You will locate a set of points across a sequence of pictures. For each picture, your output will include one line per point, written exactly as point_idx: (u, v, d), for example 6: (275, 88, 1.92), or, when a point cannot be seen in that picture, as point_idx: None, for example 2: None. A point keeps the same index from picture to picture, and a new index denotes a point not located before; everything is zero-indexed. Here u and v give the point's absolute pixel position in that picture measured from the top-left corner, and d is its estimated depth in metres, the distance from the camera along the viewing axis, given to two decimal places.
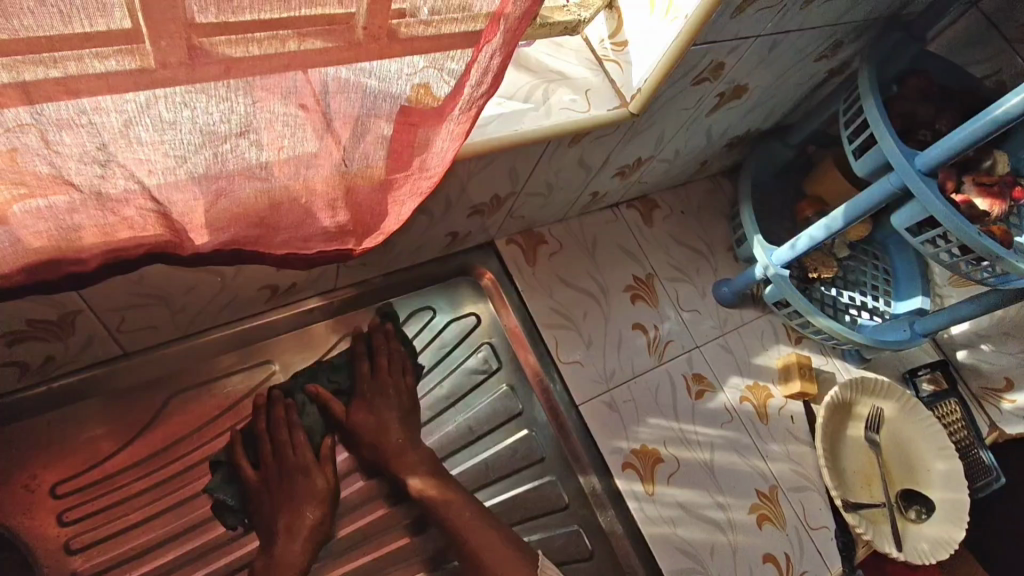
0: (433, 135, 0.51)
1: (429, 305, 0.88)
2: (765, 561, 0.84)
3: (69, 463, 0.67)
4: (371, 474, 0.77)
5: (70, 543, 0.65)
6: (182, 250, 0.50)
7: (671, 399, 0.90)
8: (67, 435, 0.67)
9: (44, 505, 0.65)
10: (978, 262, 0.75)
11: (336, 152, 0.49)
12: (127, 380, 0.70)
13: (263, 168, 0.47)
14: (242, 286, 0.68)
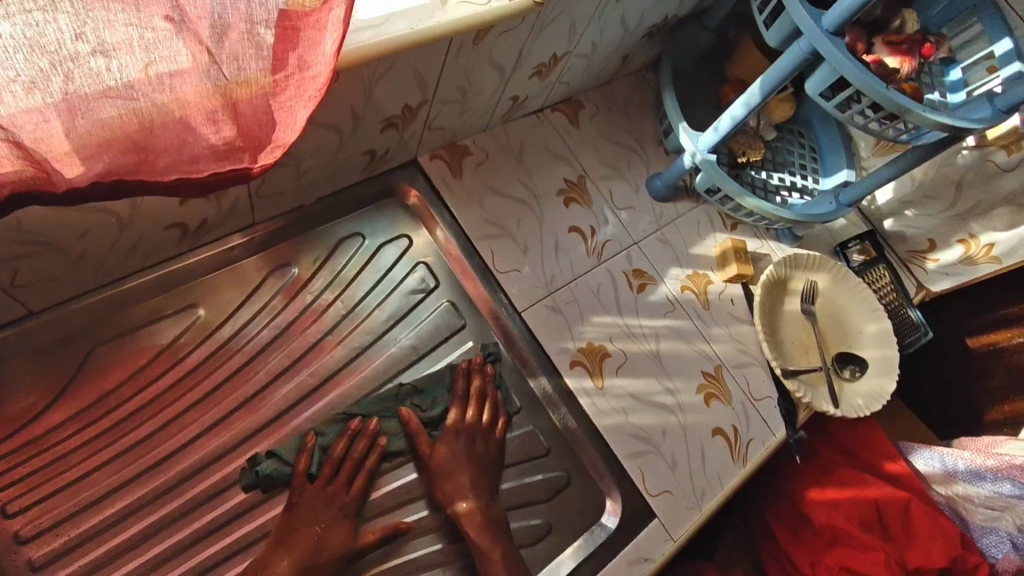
0: (314, 35, 0.50)
1: (358, 231, 0.85)
2: (715, 435, 0.88)
3: None
4: (319, 404, 0.76)
5: (4, 508, 0.63)
6: (54, 187, 0.45)
7: (613, 295, 0.91)
8: None
9: None
10: (890, 121, 0.76)
11: (201, 63, 0.46)
12: (40, 339, 0.66)
13: (121, 87, 0.44)
14: (147, 227, 0.64)
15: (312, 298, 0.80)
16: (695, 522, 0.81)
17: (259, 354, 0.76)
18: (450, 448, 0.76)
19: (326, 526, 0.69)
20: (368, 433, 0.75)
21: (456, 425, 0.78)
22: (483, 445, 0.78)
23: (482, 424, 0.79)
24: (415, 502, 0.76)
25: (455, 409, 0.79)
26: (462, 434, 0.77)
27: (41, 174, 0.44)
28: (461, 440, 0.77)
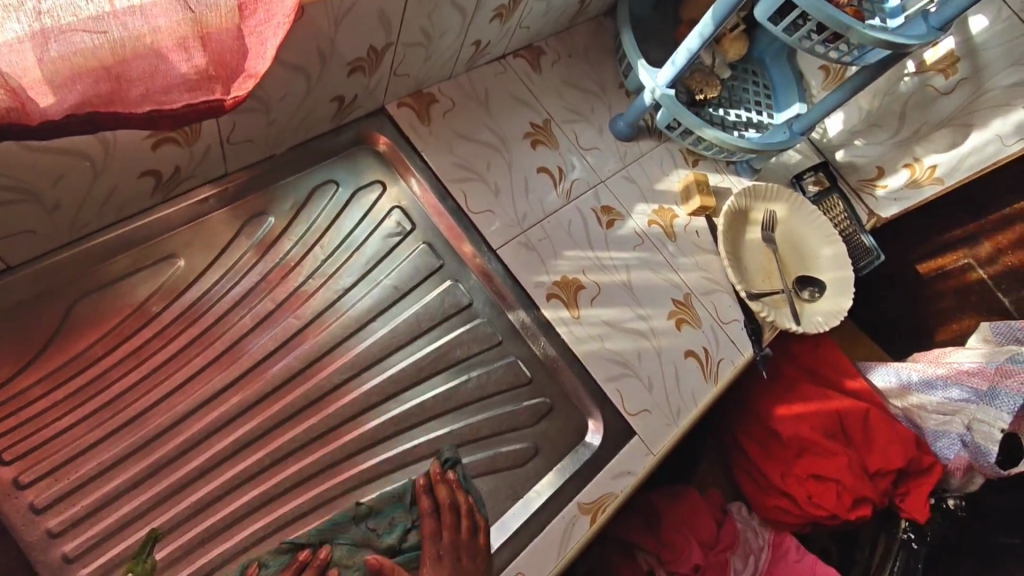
0: None
1: (331, 179, 0.85)
2: (687, 357, 0.92)
3: None
4: (305, 345, 0.77)
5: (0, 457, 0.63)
6: (29, 119, 0.44)
7: (583, 231, 0.95)
8: None
9: None
10: (834, 42, 0.80)
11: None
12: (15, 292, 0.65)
13: (93, 16, 0.45)
14: (120, 175, 0.64)
15: (291, 245, 0.81)
16: (674, 435, 0.86)
17: (240, 300, 0.77)
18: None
19: None
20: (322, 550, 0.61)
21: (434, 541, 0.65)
22: (469, 559, 0.65)
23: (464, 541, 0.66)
24: (406, 432, 0.77)
25: (429, 528, 0.65)
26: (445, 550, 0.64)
27: (21, 105, 0.43)
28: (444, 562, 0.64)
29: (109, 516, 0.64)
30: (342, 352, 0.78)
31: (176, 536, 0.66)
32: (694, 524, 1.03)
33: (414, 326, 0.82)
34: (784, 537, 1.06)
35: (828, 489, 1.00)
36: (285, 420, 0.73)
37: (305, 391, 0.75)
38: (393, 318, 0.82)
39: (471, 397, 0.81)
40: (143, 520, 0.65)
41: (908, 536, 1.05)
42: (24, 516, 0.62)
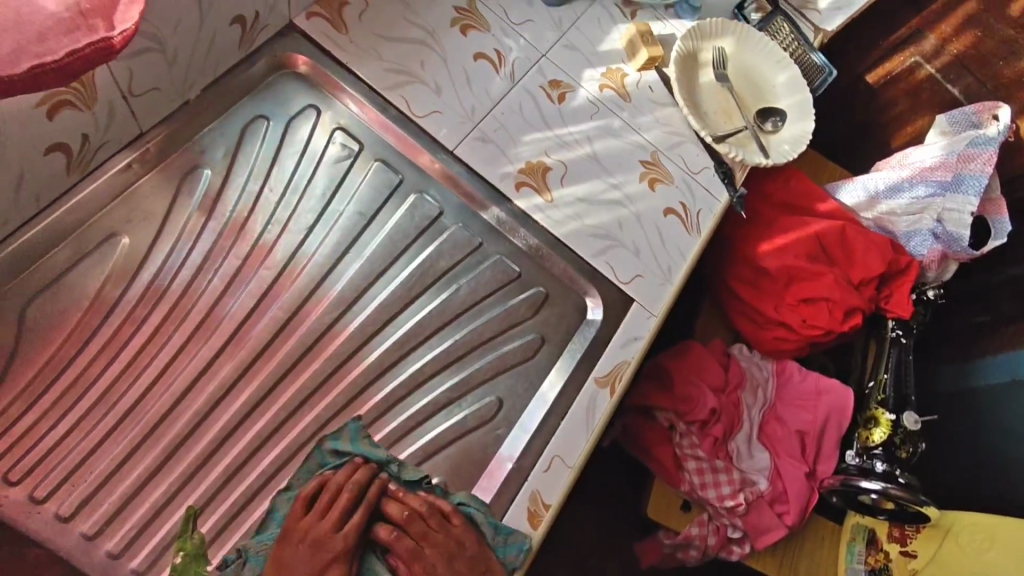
0: None
1: (259, 114, 0.78)
2: (667, 214, 0.91)
3: None
4: (281, 291, 0.73)
5: (7, 476, 0.60)
6: None
7: (537, 112, 0.90)
8: None
9: None
10: None
11: None
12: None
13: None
14: (23, 154, 0.57)
15: (239, 194, 0.74)
16: (671, 294, 0.87)
17: (202, 262, 0.71)
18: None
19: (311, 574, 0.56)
20: (370, 479, 0.62)
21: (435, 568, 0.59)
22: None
23: (423, 542, 0.60)
24: (414, 352, 0.74)
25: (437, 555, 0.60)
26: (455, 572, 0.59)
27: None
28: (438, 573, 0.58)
29: (136, 510, 0.62)
30: (324, 292, 0.74)
31: (212, 509, 0.64)
32: (702, 373, 1.07)
33: (390, 249, 0.77)
34: (786, 364, 1.11)
35: (818, 308, 1.04)
36: (285, 374, 0.70)
37: (299, 338, 0.72)
38: (367, 243, 0.77)
39: (467, 303, 0.78)
40: (174, 504, 0.63)
41: (896, 334, 1.10)
42: (54, 525, 0.60)
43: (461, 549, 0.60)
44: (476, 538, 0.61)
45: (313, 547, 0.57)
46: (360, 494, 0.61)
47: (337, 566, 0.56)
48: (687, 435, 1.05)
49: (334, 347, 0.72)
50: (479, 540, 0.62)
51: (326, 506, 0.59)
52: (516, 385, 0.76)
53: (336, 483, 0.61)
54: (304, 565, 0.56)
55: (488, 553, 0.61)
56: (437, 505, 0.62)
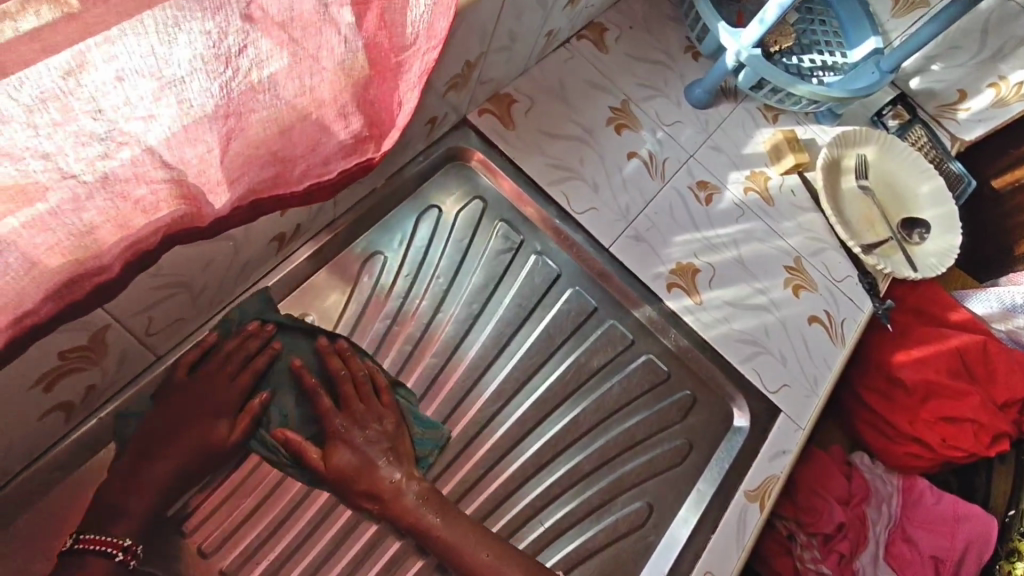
0: (406, 4, 0.50)
1: (433, 203, 0.83)
2: (811, 322, 0.90)
3: None
4: (447, 379, 0.75)
5: (201, 548, 0.64)
6: (200, 221, 0.42)
7: (686, 213, 0.92)
8: None
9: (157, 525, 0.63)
10: None
11: (342, 68, 0.47)
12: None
13: (206, 69, 0.40)
14: (254, 245, 0.62)
15: (410, 280, 0.78)
16: (817, 407, 0.85)
17: (379, 344, 0.75)
18: (350, 451, 0.63)
19: (196, 425, 0.60)
20: (264, 341, 0.65)
21: (329, 421, 0.64)
22: (375, 424, 0.65)
23: (346, 405, 0.65)
24: (567, 450, 0.75)
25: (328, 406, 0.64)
26: (373, 439, 0.65)
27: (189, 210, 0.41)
28: (353, 436, 0.64)
29: None
30: (486, 383, 0.76)
31: None
32: (826, 485, 1.03)
33: (547, 343, 0.79)
34: (915, 481, 1.06)
35: (959, 429, 0.99)
36: (450, 462, 0.72)
37: (462, 427, 0.73)
38: (528, 335, 0.79)
39: (619, 402, 0.78)
40: None
41: None
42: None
43: (379, 425, 0.65)
44: (398, 419, 0.67)
45: (201, 400, 0.61)
46: (253, 360, 0.64)
47: (223, 421, 0.62)
48: (808, 548, 1.00)
49: (492, 440, 0.73)
50: (403, 424, 0.67)
51: (219, 365, 0.63)
52: (664, 492, 0.75)
53: (230, 346, 0.64)
54: (188, 418, 0.60)
55: (405, 433, 0.67)
56: (364, 381, 0.67)
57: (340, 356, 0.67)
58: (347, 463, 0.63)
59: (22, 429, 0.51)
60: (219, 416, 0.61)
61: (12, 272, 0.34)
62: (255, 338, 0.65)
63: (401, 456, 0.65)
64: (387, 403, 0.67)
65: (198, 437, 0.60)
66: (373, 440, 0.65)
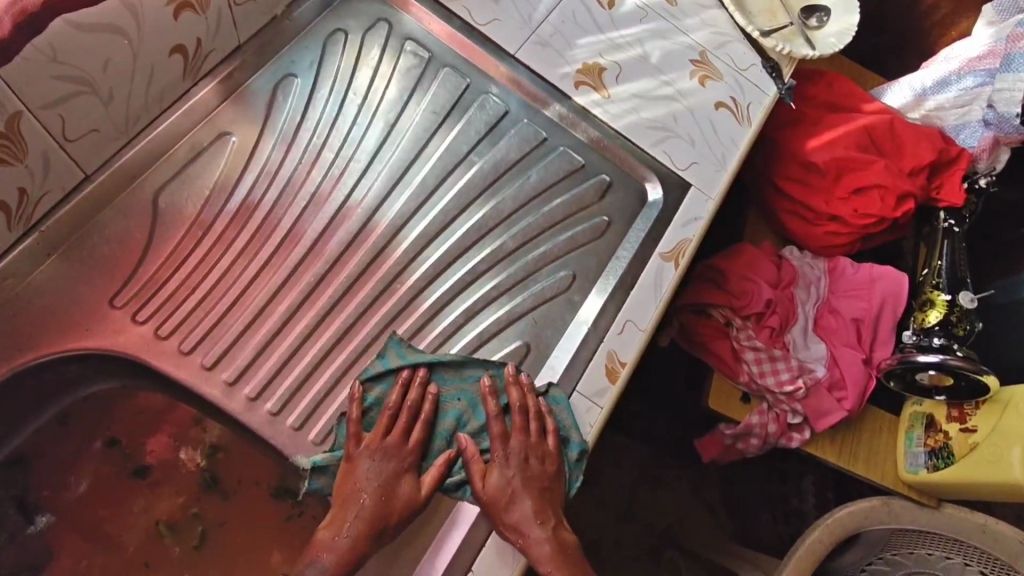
0: None
1: (339, 28, 0.84)
2: (718, 108, 0.95)
3: (113, 274, 0.69)
4: (369, 181, 0.80)
5: (158, 330, 0.70)
6: None
7: (589, 17, 0.93)
8: (90, 257, 0.69)
9: (116, 314, 0.69)
10: None
11: None
12: (93, 210, 0.68)
13: None
14: (154, 53, 0.65)
15: (325, 100, 0.81)
16: (727, 179, 0.91)
17: (302, 157, 0.79)
18: (500, 474, 0.66)
19: (381, 478, 0.65)
20: (418, 383, 0.70)
21: (503, 454, 0.67)
22: (538, 459, 0.67)
23: (514, 434, 0.68)
24: (491, 234, 0.81)
25: (498, 434, 0.67)
26: (535, 473, 0.66)
27: None
28: (512, 463, 0.66)
29: (265, 360, 0.72)
30: (408, 182, 0.81)
31: (331, 358, 0.73)
32: (756, 270, 1.11)
33: (462, 143, 0.84)
34: (837, 260, 1.15)
35: (868, 198, 1.08)
36: (381, 248, 0.78)
37: (390, 222, 0.79)
38: (443, 137, 0.84)
39: (537, 190, 0.85)
40: (297, 355, 0.72)
41: (949, 224, 1.13)
42: (201, 372, 0.71)
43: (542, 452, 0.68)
44: (558, 458, 0.68)
45: (387, 455, 0.66)
46: (420, 409, 0.69)
47: (408, 477, 0.66)
48: (744, 329, 1.09)
49: (419, 231, 0.80)
50: (558, 450, 0.68)
51: (392, 421, 0.68)
52: (587, 264, 0.83)
53: (395, 399, 0.68)
54: (375, 474, 0.65)
55: (559, 469, 0.68)
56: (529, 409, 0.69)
57: (518, 389, 0.70)
58: (499, 487, 0.65)
59: None
60: (402, 469, 0.66)
61: None
62: (412, 388, 0.70)
63: (553, 499, 0.66)
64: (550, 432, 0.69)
65: (391, 489, 0.64)
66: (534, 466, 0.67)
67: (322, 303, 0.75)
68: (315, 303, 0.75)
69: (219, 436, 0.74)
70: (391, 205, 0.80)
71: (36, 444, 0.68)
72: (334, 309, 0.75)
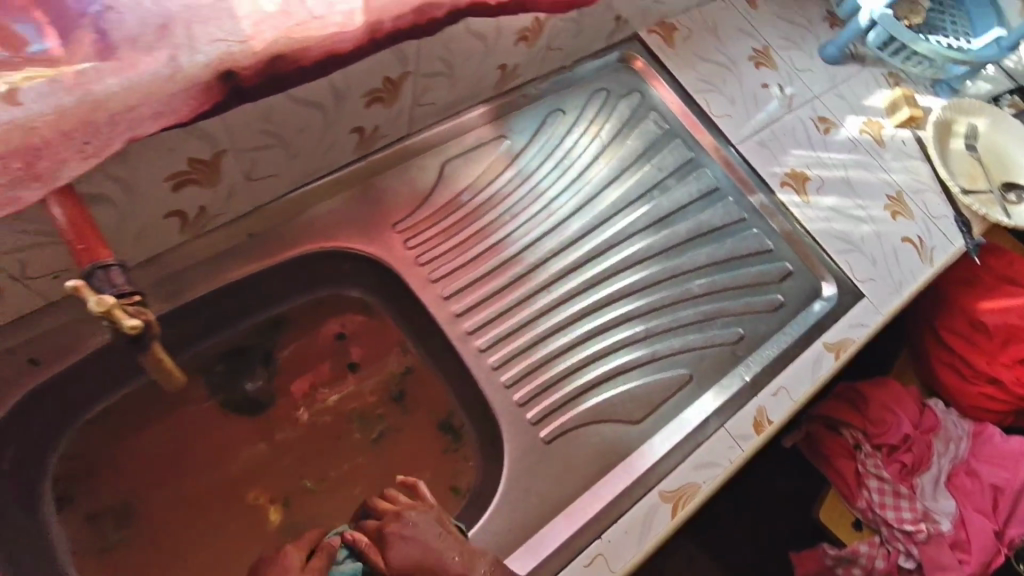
0: None
1: (604, 88, 1.04)
2: (904, 241, 1.04)
3: (401, 208, 0.88)
4: (593, 210, 0.97)
5: (417, 258, 0.88)
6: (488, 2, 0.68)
7: (806, 136, 1.09)
8: (385, 192, 0.88)
9: (387, 235, 0.87)
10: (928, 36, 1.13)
11: None
12: (400, 160, 0.89)
13: None
14: (492, 61, 0.86)
15: (578, 137, 1.00)
16: (899, 303, 0.98)
17: (550, 174, 0.97)
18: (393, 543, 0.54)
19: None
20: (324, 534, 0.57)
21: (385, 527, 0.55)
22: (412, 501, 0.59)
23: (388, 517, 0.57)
24: (681, 275, 0.96)
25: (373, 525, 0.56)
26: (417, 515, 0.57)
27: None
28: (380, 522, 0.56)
29: (480, 309, 0.88)
30: (623, 219, 0.98)
31: (528, 326, 0.89)
32: (901, 406, 1.13)
33: (675, 202, 1.00)
34: (985, 426, 1.14)
35: None
36: (589, 260, 0.94)
37: (602, 242, 0.95)
38: (660, 194, 1.00)
39: (726, 256, 0.98)
40: (502, 316, 0.88)
41: None
42: (434, 301, 0.87)
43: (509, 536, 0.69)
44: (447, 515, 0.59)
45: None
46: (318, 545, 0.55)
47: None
48: (872, 457, 1.11)
49: (621, 259, 0.95)
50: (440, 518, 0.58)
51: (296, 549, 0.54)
52: (755, 330, 0.93)
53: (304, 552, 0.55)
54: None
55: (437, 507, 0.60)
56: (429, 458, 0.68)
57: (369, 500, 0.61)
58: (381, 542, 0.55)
59: (340, 135, 0.77)
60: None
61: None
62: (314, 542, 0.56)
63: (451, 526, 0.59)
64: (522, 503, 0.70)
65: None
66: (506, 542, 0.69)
67: (532, 284, 0.91)
68: (528, 284, 0.91)
69: (416, 360, 0.90)
70: (604, 232, 0.96)
71: (292, 316, 0.87)
72: (540, 293, 0.91)
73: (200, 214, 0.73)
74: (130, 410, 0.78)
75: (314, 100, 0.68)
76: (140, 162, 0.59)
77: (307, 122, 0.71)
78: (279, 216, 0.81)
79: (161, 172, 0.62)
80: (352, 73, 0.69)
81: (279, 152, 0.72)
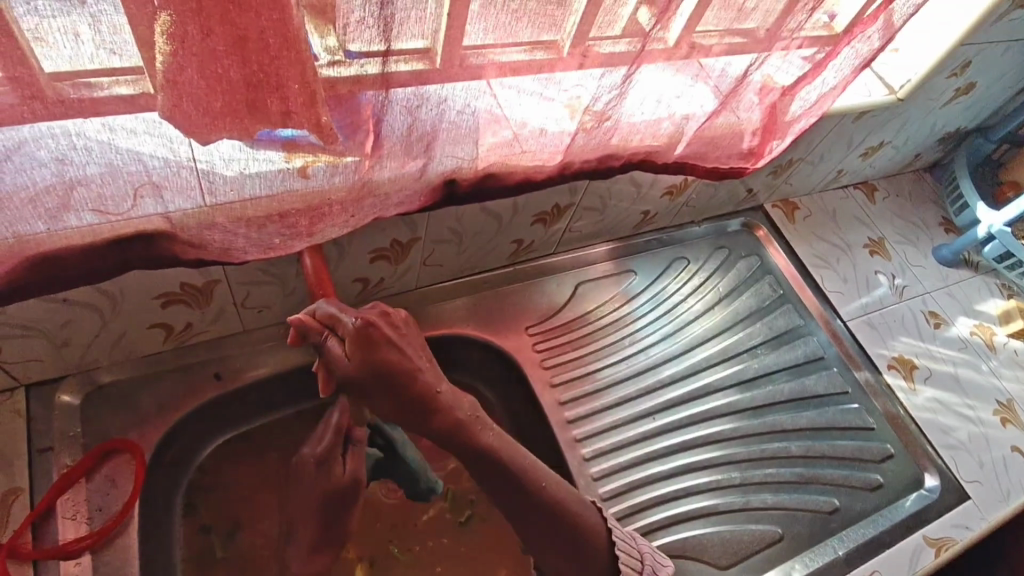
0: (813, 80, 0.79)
1: (726, 246, 1.14)
2: (1014, 450, 1.02)
3: (531, 316, 0.97)
4: (700, 353, 1.03)
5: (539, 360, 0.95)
6: (658, 160, 0.81)
7: (915, 326, 1.13)
8: (521, 297, 0.98)
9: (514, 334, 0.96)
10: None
11: (757, 106, 0.81)
12: (540, 273, 1.00)
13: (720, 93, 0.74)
14: (639, 207, 0.99)
15: (696, 285, 1.09)
16: (1007, 513, 0.95)
17: (666, 312, 1.05)
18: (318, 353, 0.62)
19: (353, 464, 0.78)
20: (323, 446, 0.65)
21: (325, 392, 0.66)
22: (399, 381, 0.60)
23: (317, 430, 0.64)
24: (778, 433, 0.98)
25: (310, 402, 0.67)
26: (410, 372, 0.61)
27: (659, 153, 0.80)
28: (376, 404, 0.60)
29: (583, 422, 0.93)
30: (727, 369, 1.03)
31: (624, 449, 0.93)
32: None
33: (780, 363, 1.05)
34: None
35: None
36: (690, 399, 0.99)
37: (704, 384, 1.01)
38: (766, 352, 1.06)
39: (825, 424, 1.00)
40: (602, 434, 0.93)
41: None
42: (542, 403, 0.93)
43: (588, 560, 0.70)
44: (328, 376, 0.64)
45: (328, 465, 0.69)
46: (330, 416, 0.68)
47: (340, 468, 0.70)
48: None
49: (720, 405, 0.99)
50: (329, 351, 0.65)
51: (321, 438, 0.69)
52: (851, 504, 0.92)
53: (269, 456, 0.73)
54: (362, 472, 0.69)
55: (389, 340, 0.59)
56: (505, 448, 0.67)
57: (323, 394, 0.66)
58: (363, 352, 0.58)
59: (502, 242, 0.90)
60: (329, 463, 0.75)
61: (603, 142, 0.73)
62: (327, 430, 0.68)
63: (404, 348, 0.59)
64: (593, 524, 0.71)
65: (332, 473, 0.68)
66: (548, 553, 0.71)
67: (634, 409, 0.96)
68: (630, 409, 0.96)
69: None
70: (707, 377, 1.02)
71: None
72: (639, 419, 0.96)
73: (376, 284, 0.84)
74: (259, 440, 0.86)
75: (496, 212, 0.82)
76: (359, 232, 0.72)
77: (485, 226, 0.84)
78: (431, 298, 0.92)
79: (369, 243, 0.75)
80: (534, 198, 0.83)
81: (453, 246, 0.85)
